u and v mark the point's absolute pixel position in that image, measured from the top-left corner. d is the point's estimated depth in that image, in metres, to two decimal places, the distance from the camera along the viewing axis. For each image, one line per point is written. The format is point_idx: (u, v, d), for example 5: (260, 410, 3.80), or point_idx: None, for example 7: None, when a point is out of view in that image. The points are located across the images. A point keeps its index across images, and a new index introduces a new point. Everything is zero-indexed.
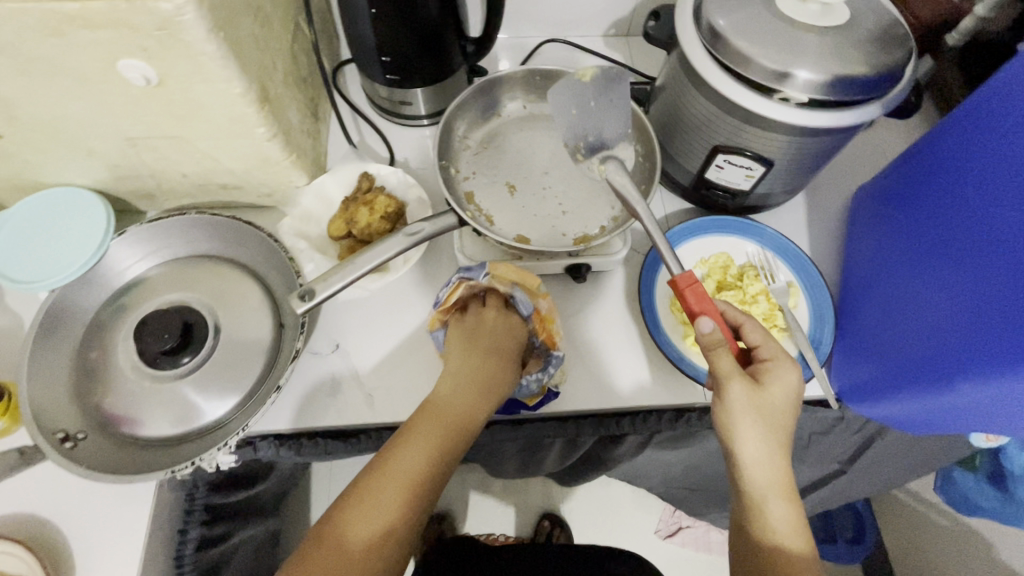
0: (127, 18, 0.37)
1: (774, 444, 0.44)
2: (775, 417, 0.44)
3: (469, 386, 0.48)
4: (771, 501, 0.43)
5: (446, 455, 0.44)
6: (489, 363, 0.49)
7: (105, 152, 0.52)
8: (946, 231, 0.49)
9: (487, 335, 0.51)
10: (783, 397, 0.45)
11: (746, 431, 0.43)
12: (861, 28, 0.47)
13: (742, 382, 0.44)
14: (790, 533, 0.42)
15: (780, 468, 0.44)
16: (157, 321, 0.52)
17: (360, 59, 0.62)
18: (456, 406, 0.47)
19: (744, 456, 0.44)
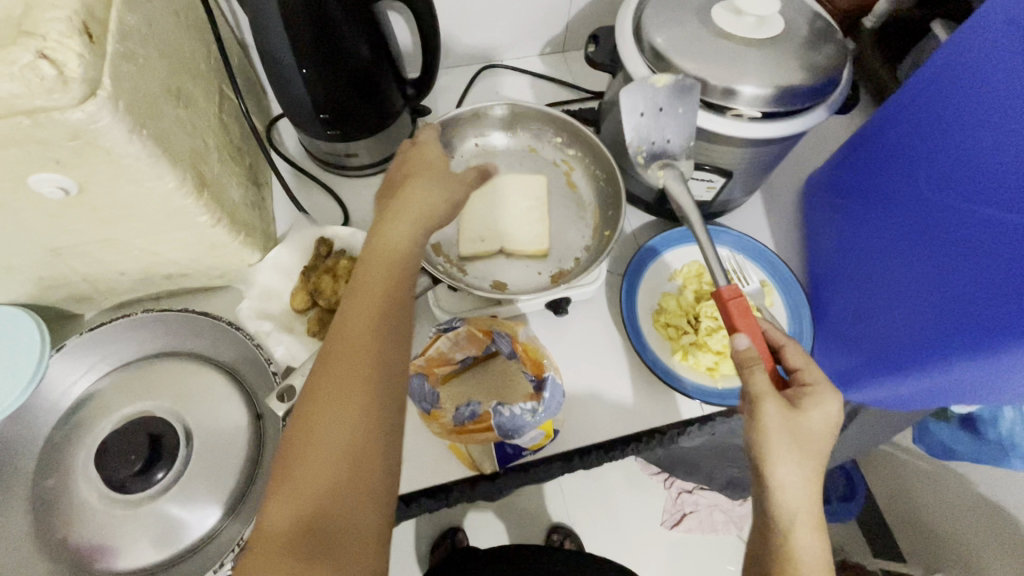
0: (33, 134, 0.33)
1: (811, 473, 0.41)
2: (812, 445, 0.41)
3: (394, 212, 0.43)
4: (799, 535, 0.40)
5: (407, 286, 0.40)
6: (405, 193, 0.43)
7: (27, 267, 0.47)
8: (908, 219, 0.51)
9: (404, 170, 0.46)
10: (824, 426, 0.42)
11: (781, 458, 0.40)
12: (793, 38, 0.49)
13: (778, 406, 0.41)
14: (813, 565, 0.39)
15: (814, 501, 0.41)
16: (118, 445, 0.47)
17: (295, 118, 0.58)
18: (394, 246, 0.41)
19: (775, 480, 0.40)
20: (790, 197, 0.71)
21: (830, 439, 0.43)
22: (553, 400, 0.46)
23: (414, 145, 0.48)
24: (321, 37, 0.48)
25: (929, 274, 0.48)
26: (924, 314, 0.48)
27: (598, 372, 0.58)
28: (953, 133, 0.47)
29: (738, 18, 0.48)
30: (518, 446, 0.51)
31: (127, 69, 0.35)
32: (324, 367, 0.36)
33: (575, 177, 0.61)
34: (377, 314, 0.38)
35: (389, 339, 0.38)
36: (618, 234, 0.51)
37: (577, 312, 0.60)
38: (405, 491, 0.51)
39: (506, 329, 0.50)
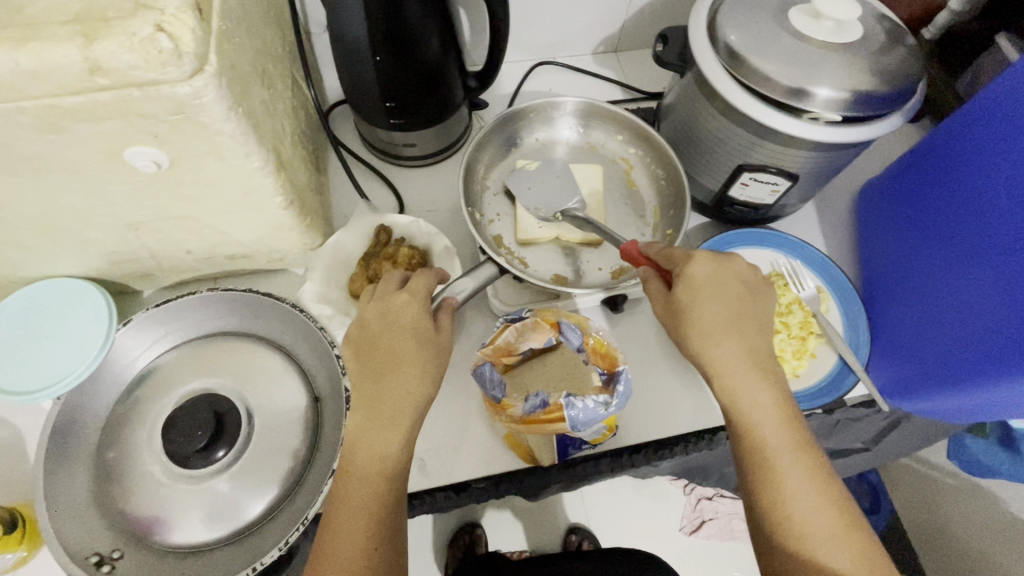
0: (138, 106, 0.33)
1: (731, 339, 0.41)
2: (705, 317, 0.41)
3: (374, 411, 0.40)
4: (746, 400, 0.41)
5: (396, 478, 0.40)
6: (387, 385, 0.40)
7: (101, 240, 0.47)
8: (979, 232, 0.49)
9: (383, 344, 0.42)
10: (706, 290, 0.41)
11: (701, 342, 0.41)
12: (871, 45, 0.48)
13: (659, 300, 0.44)
14: (768, 417, 0.40)
15: (749, 358, 0.41)
16: (185, 421, 0.48)
17: (360, 106, 0.58)
18: (374, 442, 0.40)
19: (712, 363, 0.41)
20: (842, 206, 0.71)
21: (727, 294, 0.42)
22: (624, 395, 0.47)
23: (388, 307, 0.43)
24: (398, 24, 0.48)
25: (999, 286, 0.46)
26: (995, 326, 0.46)
27: (653, 371, 0.57)
28: None
29: (815, 22, 0.48)
30: (580, 439, 0.50)
31: (227, 47, 0.36)
32: (333, 551, 0.38)
33: (636, 175, 0.61)
34: (366, 509, 0.39)
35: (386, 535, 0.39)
36: (682, 233, 0.53)
37: (629, 311, 0.60)
38: (458, 481, 0.51)
39: (574, 323, 0.50)
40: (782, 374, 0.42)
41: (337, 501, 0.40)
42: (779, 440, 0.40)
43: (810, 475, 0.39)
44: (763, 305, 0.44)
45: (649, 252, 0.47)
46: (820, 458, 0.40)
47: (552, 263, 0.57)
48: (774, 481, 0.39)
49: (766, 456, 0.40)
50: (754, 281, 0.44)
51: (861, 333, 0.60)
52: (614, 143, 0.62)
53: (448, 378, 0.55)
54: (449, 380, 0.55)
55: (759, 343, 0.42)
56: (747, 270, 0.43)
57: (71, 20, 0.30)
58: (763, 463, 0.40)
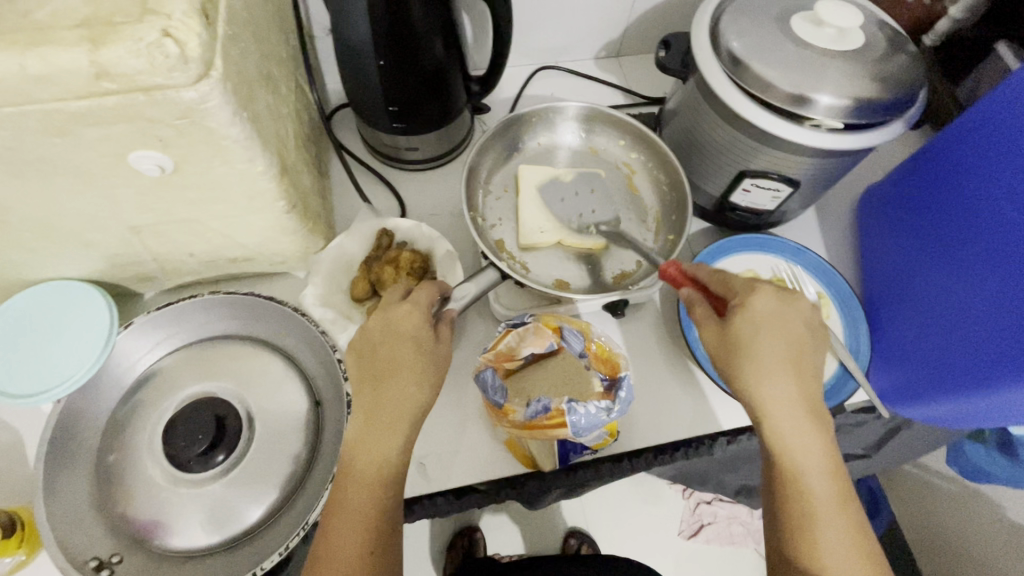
0: (144, 111, 0.33)
1: (787, 380, 0.40)
2: (762, 352, 0.40)
3: (372, 419, 0.40)
4: (796, 444, 0.39)
5: (392, 485, 0.40)
6: (387, 392, 0.40)
7: (104, 243, 0.47)
8: (982, 240, 0.49)
9: (384, 352, 0.42)
10: (767, 326, 0.41)
11: (755, 379, 0.40)
12: (872, 53, 0.49)
13: (712, 330, 0.43)
14: (814, 464, 0.39)
15: (803, 402, 0.40)
16: (188, 424, 0.49)
17: (363, 110, 0.59)
18: (370, 447, 0.39)
19: (764, 401, 0.40)
20: (843, 212, 0.71)
21: (788, 334, 0.41)
22: (624, 401, 0.47)
23: (389, 315, 0.43)
24: (401, 29, 0.48)
25: (1004, 295, 0.46)
26: (998, 334, 0.46)
27: (654, 376, 0.57)
28: None
29: (818, 29, 0.49)
30: (581, 444, 0.50)
31: (233, 51, 0.36)
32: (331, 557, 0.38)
33: (638, 180, 0.61)
34: (365, 515, 0.38)
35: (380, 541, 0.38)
36: (684, 239, 0.53)
37: (631, 316, 0.60)
38: (458, 485, 0.51)
39: (576, 328, 0.51)
40: (829, 419, 0.41)
41: (337, 505, 0.39)
42: (825, 491, 0.39)
43: (849, 529, 0.38)
44: (817, 348, 0.43)
45: (701, 280, 0.48)
46: (860, 513, 0.39)
47: (554, 268, 0.57)
48: (814, 533, 0.38)
49: (810, 506, 0.39)
50: (815, 324, 0.43)
51: (860, 337, 0.60)
52: (616, 148, 0.63)
53: (450, 382, 0.55)
54: (450, 384, 0.55)
55: (813, 388, 0.41)
56: (809, 312, 0.43)
57: (78, 25, 0.30)
58: (807, 513, 0.39)
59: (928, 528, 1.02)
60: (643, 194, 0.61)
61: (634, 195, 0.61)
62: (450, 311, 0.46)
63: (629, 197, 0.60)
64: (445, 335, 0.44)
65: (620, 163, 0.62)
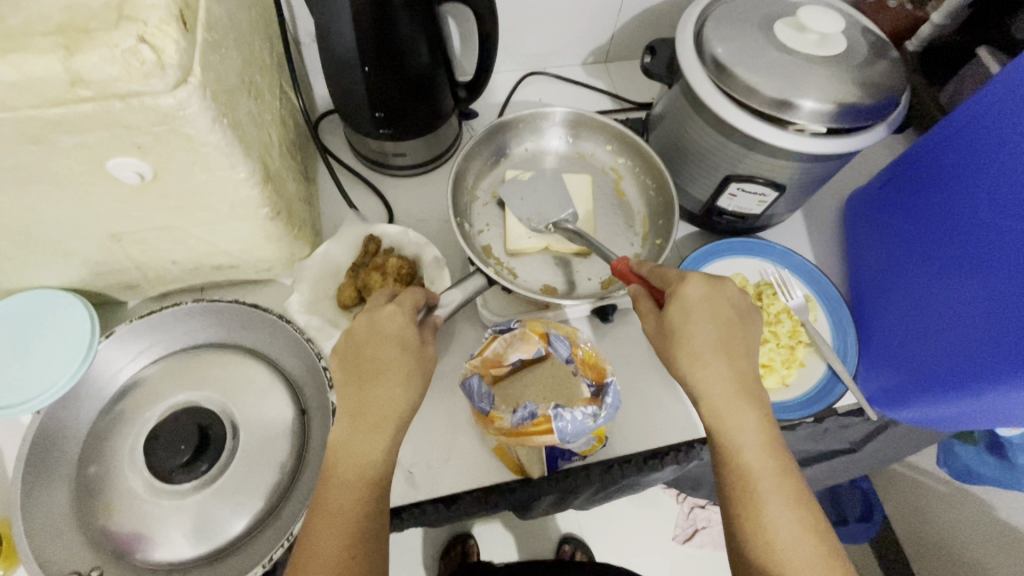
0: (121, 118, 0.33)
1: (718, 360, 0.41)
2: (694, 338, 0.41)
3: (358, 420, 0.40)
4: (732, 424, 0.40)
5: (376, 488, 0.39)
6: (372, 393, 0.40)
7: (84, 252, 0.46)
8: (965, 241, 0.50)
9: (368, 353, 0.41)
10: (699, 312, 0.42)
11: (691, 365, 0.41)
12: (853, 59, 0.49)
13: (651, 321, 0.44)
14: (752, 443, 0.40)
15: (736, 382, 0.41)
16: (169, 432, 0.47)
17: (349, 116, 0.58)
18: (356, 449, 0.39)
19: (699, 385, 0.41)
20: (831, 216, 0.71)
21: (719, 319, 0.42)
22: (611, 407, 0.47)
23: (374, 317, 0.42)
24: (385, 34, 0.48)
25: (987, 298, 0.46)
26: (982, 336, 0.47)
27: (644, 381, 0.57)
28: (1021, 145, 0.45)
29: (800, 35, 0.49)
30: (569, 450, 0.50)
31: (213, 58, 0.35)
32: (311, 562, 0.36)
33: (625, 185, 0.62)
34: (349, 519, 0.37)
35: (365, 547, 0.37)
36: (670, 244, 0.53)
37: (619, 321, 0.60)
38: (447, 492, 0.51)
39: (564, 334, 0.51)
40: (767, 398, 0.42)
41: (319, 513, 0.38)
42: (763, 467, 0.39)
43: (789, 503, 0.38)
44: (752, 331, 0.44)
45: (644, 275, 0.47)
46: (803, 485, 0.39)
47: (542, 273, 0.57)
48: (757, 509, 0.38)
49: (749, 481, 0.39)
50: (744, 305, 0.44)
51: (847, 335, 0.61)
52: (603, 152, 0.63)
53: (438, 389, 0.55)
54: (439, 391, 0.55)
55: (746, 369, 0.42)
56: (738, 295, 0.43)
57: (52, 31, 0.30)
58: (747, 490, 0.39)
59: (920, 530, 1.02)
60: (631, 200, 0.61)
61: (621, 200, 0.61)
62: (436, 318, 0.46)
63: (616, 202, 0.61)
64: (430, 339, 0.44)
65: (607, 167, 0.63)
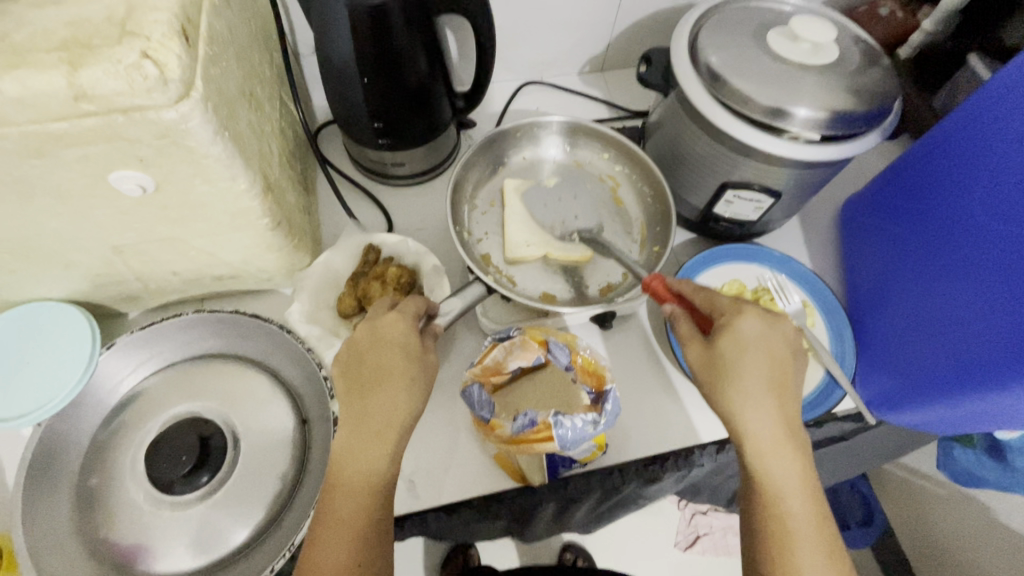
0: (124, 131, 0.33)
1: (770, 403, 0.41)
2: (747, 375, 0.41)
3: (361, 429, 0.40)
4: (776, 467, 0.39)
5: (379, 496, 0.39)
6: (375, 401, 0.40)
7: (85, 264, 0.47)
8: (960, 246, 0.50)
9: (371, 361, 0.41)
10: (753, 350, 0.42)
11: (741, 400, 0.40)
12: (846, 67, 0.50)
13: (697, 348, 0.44)
14: (793, 487, 0.39)
15: (783, 425, 0.41)
16: (171, 444, 0.48)
17: (348, 127, 0.59)
18: (359, 458, 0.39)
19: (747, 423, 0.40)
20: (827, 221, 0.72)
21: (773, 359, 0.42)
22: (610, 413, 0.47)
23: (377, 325, 0.43)
24: (383, 46, 0.49)
25: (983, 302, 0.47)
26: (977, 340, 0.47)
27: (643, 387, 0.57)
28: (1014, 151, 0.46)
29: (794, 44, 0.50)
30: (569, 458, 0.51)
31: (214, 71, 0.36)
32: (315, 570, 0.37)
33: (622, 193, 0.62)
34: (353, 527, 0.37)
35: (369, 554, 0.37)
36: (668, 251, 0.53)
37: (618, 328, 0.60)
38: (447, 501, 0.51)
39: (563, 341, 0.51)
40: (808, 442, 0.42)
41: (322, 522, 0.38)
42: (801, 512, 0.39)
43: (825, 552, 0.38)
44: (798, 374, 0.43)
45: (687, 299, 0.48)
46: (834, 534, 0.39)
47: (540, 281, 0.57)
48: (794, 555, 0.38)
49: (787, 527, 0.39)
50: (796, 347, 0.44)
51: (845, 340, 0.61)
52: (600, 159, 0.63)
53: (438, 397, 0.55)
54: (439, 399, 0.55)
55: (793, 413, 0.42)
56: (791, 336, 0.43)
57: (56, 47, 0.31)
58: (784, 533, 0.38)
59: (921, 533, 1.02)
60: (628, 207, 0.62)
61: (618, 208, 0.62)
62: (436, 326, 0.46)
63: (613, 209, 0.61)
64: (432, 346, 0.44)
65: (604, 175, 0.63)
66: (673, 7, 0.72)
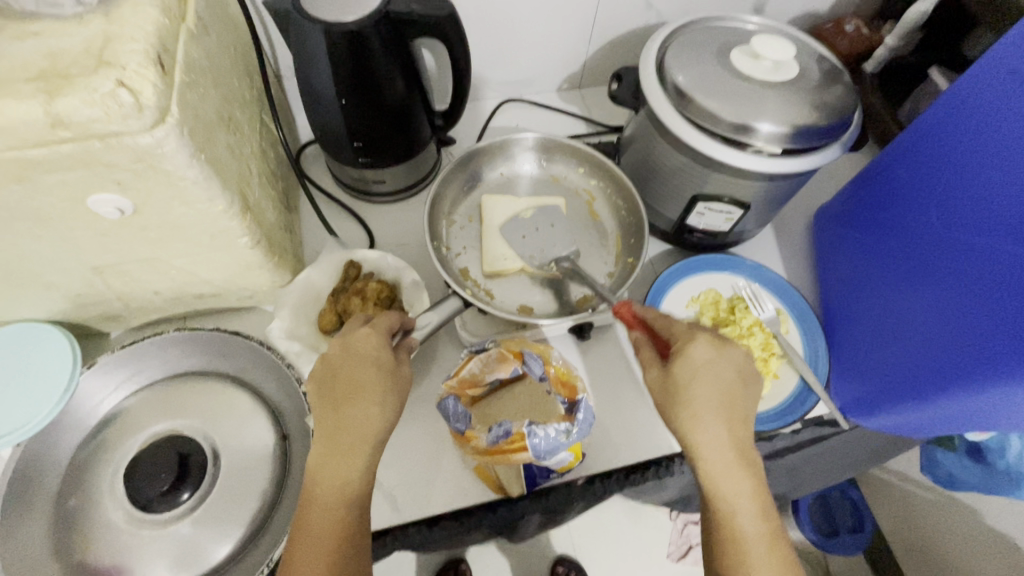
0: (101, 156, 0.34)
1: (720, 426, 0.42)
2: (697, 399, 0.42)
3: (336, 445, 0.40)
4: (726, 487, 0.40)
5: (354, 509, 0.39)
6: (347, 414, 0.40)
7: (66, 284, 0.47)
8: (923, 254, 0.52)
9: (344, 375, 0.42)
10: (702, 374, 0.43)
11: (694, 423, 0.42)
12: (805, 83, 0.52)
13: (654, 373, 0.45)
14: (745, 506, 0.40)
15: (734, 445, 0.42)
16: (149, 461, 0.48)
17: (329, 147, 0.60)
18: (334, 473, 0.39)
19: (699, 444, 0.41)
20: (801, 230, 0.74)
21: (722, 382, 0.43)
22: (583, 422, 0.47)
23: (349, 341, 0.43)
24: (360, 68, 0.50)
25: (942, 305, 0.49)
26: (938, 343, 0.49)
27: (622, 396, 0.58)
28: (968, 163, 0.48)
29: (755, 62, 0.52)
30: (547, 468, 0.50)
31: (191, 97, 0.37)
32: None
33: (598, 207, 0.63)
34: (329, 542, 0.38)
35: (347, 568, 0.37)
36: (641, 263, 0.55)
37: (596, 339, 0.61)
38: (429, 514, 0.51)
39: (538, 353, 0.52)
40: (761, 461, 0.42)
41: (297, 540, 0.38)
42: (755, 532, 0.40)
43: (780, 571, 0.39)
44: (751, 394, 0.44)
45: (650, 324, 0.49)
46: (790, 551, 0.40)
47: (519, 295, 0.58)
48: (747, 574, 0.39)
49: (740, 547, 0.40)
50: (748, 370, 0.44)
51: (818, 348, 0.62)
52: (577, 173, 0.65)
53: (419, 411, 0.55)
54: (421, 413, 0.55)
55: (745, 433, 0.42)
56: (744, 358, 0.44)
57: (35, 77, 0.32)
58: (736, 553, 0.39)
59: (909, 538, 1.02)
60: (604, 220, 0.63)
61: (594, 221, 0.63)
62: (411, 341, 0.46)
63: (590, 223, 0.63)
64: (405, 361, 0.45)
65: (580, 188, 0.65)
66: (645, 26, 0.75)
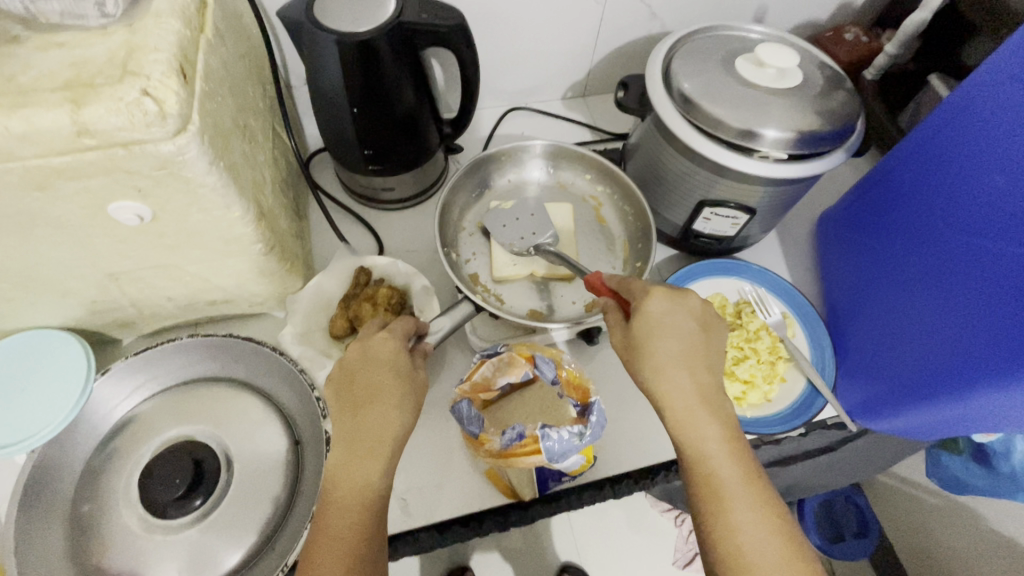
0: (124, 164, 0.35)
1: (682, 375, 0.42)
2: (660, 350, 0.42)
3: (353, 446, 0.40)
4: (693, 434, 0.41)
5: (373, 511, 0.39)
6: (367, 418, 0.41)
7: (82, 291, 0.48)
8: (926, 256, 0.53)
9: (362, 378, 0.42)
10: (662, 327, 0.43)
11: (660, 375, 0.42)
12: (809, 91, 0.53)
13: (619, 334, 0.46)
14: (717, 450, 0.40)
15: (700, 391, 0.42)
16: (164, 468, 0.48)
17: (340, 155, 0.61)
18: (353, 475, 0.40)
19: (666, 395, 0.42)
20: (804, 235, 0.74)
21: (682, 332, 0.43)
22: (597, 424, 0.48)
23: (367, 345, 0.44)
24: (372, 77, 0.51)
25: (947, 308, 0.49)
26: (942, 343, 0.49)
27: (631, 401, 0.58)
28: (969, 166, 0.49)
29: (760, 69, 0.53)
30: (558, 471, 0.51)
31: (210, 106, 0.38)
32: None
33: (605, 213, 0.64)
34: (348, 542, 0.38)
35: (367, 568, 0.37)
36: (650, 267, 0.55)
37: (604, 344, 0.62)
38: (439, 519, 0.51)
39: (550, 357, 0.52)
40: (731, 409, 0.43)
41: (315, 539, 0.38)
42: (731, 476, 0.40)
43: (760, 511, 0.39)
44: (716, 346, 0.45)
45: (614, 288, 0.49)
46: (771, 492, 0.40)
47: (529, 300, 0.59)
48: (726, 516, 0.38)
49: (719, 493, 0.39)
50: (706, 321, 0.45)
51: (824, 349, 0.63)
52: (584, 179, 0.66)
53: (429, 416, 0.56)
54: (431, 417, 0.56)
55: (711, 382, 0.43)
56: (701, 309, 0.45)
57: (60, 88, 0.32)
58: (714, 498, 0.39)
59: (918, 545, 1.01)
60: (612, 224, 0.64)
61: (601, 226, 0.64)
62: (426, 346, 0.47)
63: (597, 228, 0.64)
64: (421, 366, 0.46)
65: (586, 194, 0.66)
66: (649, 35, 0.76)
